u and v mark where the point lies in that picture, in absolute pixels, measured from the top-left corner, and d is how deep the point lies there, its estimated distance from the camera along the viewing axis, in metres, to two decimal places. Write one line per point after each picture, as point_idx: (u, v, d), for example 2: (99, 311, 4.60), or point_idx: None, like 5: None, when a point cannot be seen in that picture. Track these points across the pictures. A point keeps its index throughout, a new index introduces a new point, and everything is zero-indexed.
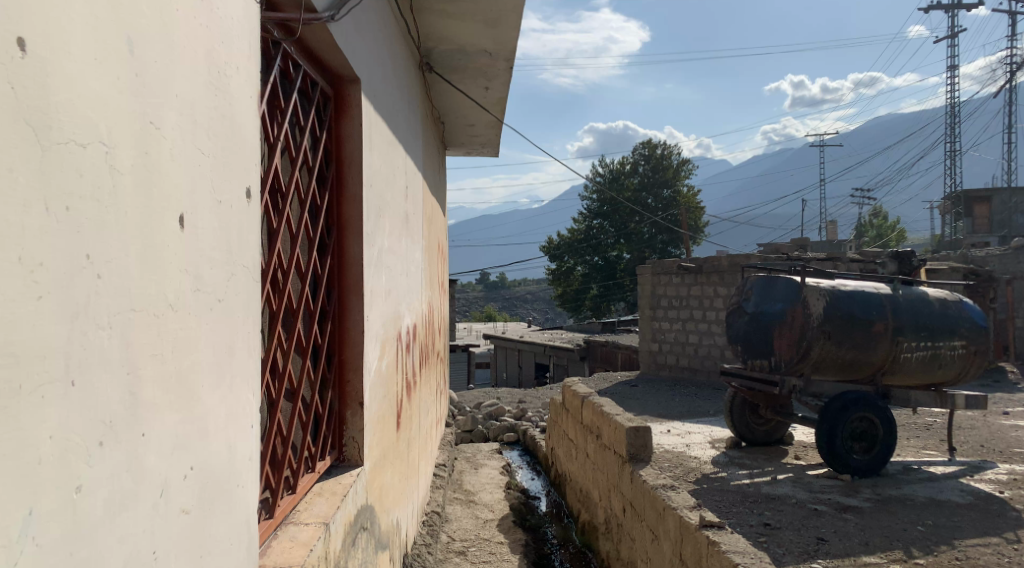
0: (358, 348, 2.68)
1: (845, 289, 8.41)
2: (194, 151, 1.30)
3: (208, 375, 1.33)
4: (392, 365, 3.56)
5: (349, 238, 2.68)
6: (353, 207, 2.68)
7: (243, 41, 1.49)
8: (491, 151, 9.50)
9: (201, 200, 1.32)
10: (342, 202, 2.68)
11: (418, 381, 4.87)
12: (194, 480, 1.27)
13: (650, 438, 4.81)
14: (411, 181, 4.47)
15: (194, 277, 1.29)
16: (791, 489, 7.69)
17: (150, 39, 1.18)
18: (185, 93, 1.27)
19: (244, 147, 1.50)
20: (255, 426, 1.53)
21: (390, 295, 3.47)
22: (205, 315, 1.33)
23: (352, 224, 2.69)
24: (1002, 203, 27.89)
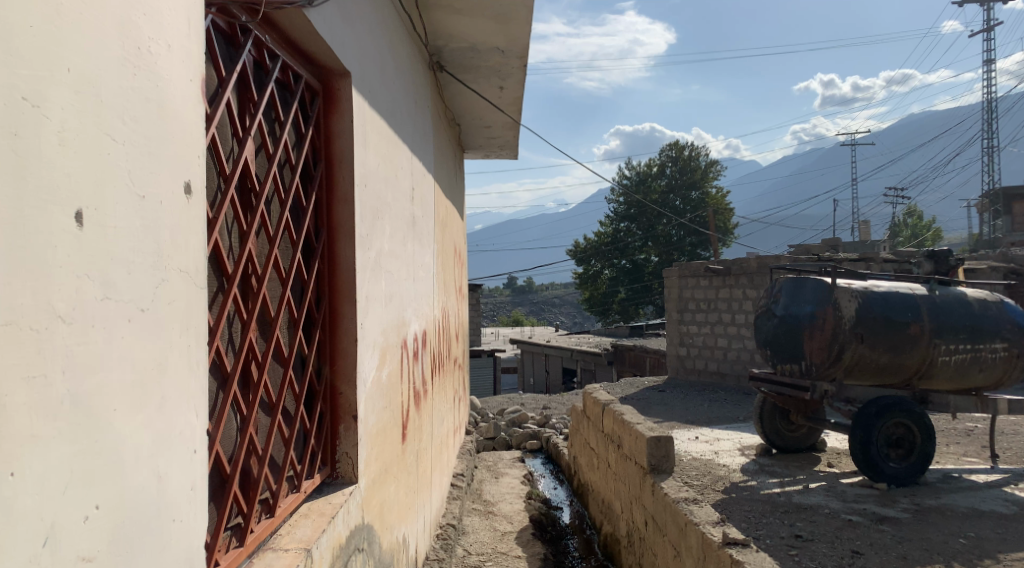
0: (351, 357, 2.52)
1: (878, 290, 8.11)
2: (98, 135, 1.18)
3: (122, 397, 1.22)
4: (396, 375, 3.40)
5: (339, 239, 2.52)
6: (344, 208, 2.53)
7: (176, 22, 1.38)
8: (510, 153, 9.32)
9: (110, 194, 1.20)
10: (332, 202, 2.53)
11: (430, 390, 4.70)
12: (103, 520, 1.16)
13: (672, 448, 4.60)
14: (419, 183, 4.31)
15: (102, 283, 1.18)
16: (824, 499, 7.40)
17: (29, 11, 1.07)
18: (83, 67, 1.16)
19: (179, 137, 1.38)
20: (196, 452, 1.42)
21: (392, 300, 3.31)
22: (117, 329, 1.21)
23: (344, 226, 2.53)
24: None
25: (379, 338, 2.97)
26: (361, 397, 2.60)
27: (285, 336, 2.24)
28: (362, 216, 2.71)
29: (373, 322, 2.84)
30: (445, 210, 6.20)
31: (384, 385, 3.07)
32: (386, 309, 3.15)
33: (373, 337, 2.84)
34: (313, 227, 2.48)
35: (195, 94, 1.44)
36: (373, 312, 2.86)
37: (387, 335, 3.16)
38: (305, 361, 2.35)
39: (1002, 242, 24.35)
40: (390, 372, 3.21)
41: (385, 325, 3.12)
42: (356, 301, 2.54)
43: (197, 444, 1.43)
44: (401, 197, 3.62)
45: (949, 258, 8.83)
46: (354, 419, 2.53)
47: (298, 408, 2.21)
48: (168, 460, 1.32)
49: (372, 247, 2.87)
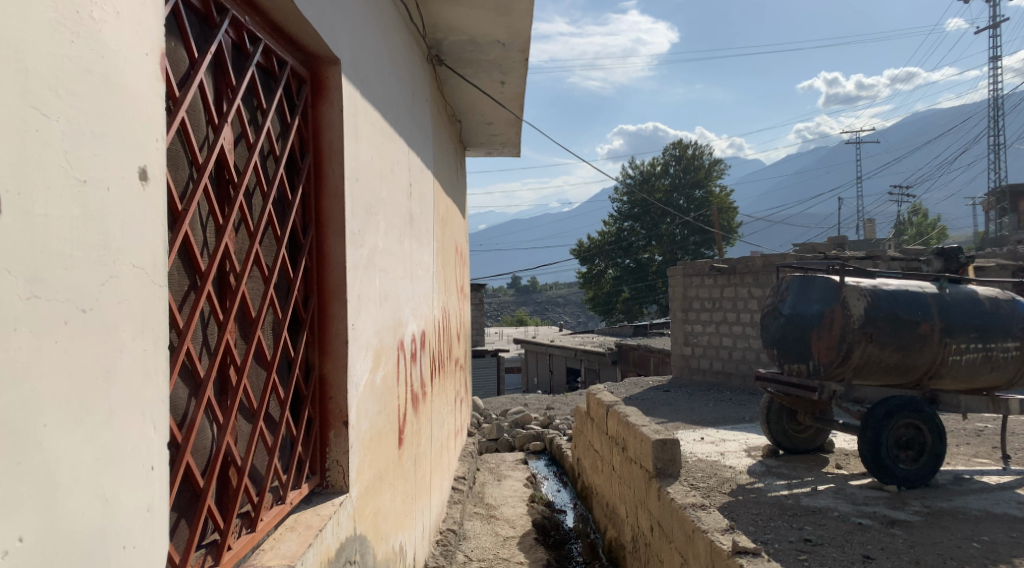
0: (341, 359, 2.39)
1: (887, 289, 7.97)
2: (28, 114, 1.13)
3: (56, 406, 1.15)
4: (392, 378, 3.26)
5: (329, 236, 2.40)
6: (333, 202, 2.40)
7: (125, 8, 1.32)
8: (513, 151, 9.19)
9: (40, 183, 1.15)
10: (321, 196, 2.40)
11: (429, 392, 4.57)
12: (30, 546, 1.09)
13: (678, 451, 4.46)
14: (417, 179, 4.18)
15: (31, 282, 1.12)
16: (833, 501, 7.26)
17: None
18: (10, 38, 1.10)
19: (128, 129, 1.32)
20: (150, 471, 1.35)
21: (388, 299, 3.17)
22: (49, 332, 1.15)
23: (333, 222, 2.41)
24: None
25: (374, 340, 2.84)
26: (353, 402, 2.47)
27: (270, 337, 2.12)
28: (354, 211, 2.58)
29: (365, 322, 2.71)
30: (445, 209, 6.09)
31: (379, 388, 2.94)
32: (381, 309, 3.02)
33: (366, 339, 2.71)
34: (301, 223, 2.36)
35: (147, 83, 1.38)
36: (366, 311, 2.73)
37: (382, 337, 3.03)
38: (292, 364, 2.23)
39: (1009, 239, 24.12)
40: (385, 375, 3.08)
41: (379, 326, 2.99)
42: (347, 300, 2.41)
43: (155, 461, 1.37)
44: (397, 193, 3.49)
45: (960, 256, 8.73)
46: (345, 425, 2.40)
47: (283, 414, 2.08)
48: (118, 477, 1.27)
49: (365, 243, 2.74)
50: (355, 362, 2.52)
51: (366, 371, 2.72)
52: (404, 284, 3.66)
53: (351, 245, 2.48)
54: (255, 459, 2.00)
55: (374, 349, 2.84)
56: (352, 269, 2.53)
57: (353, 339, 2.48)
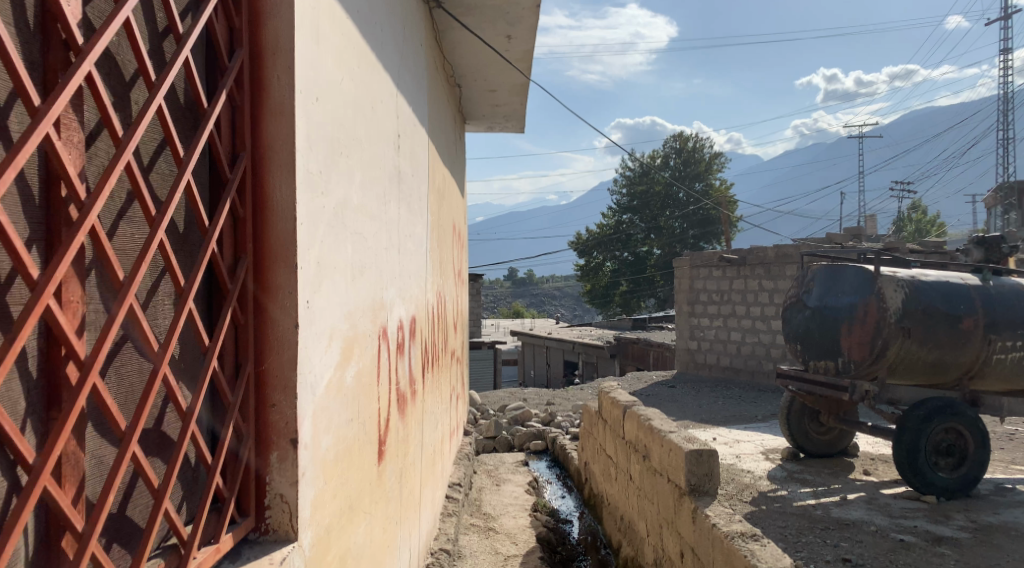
0: (285, 347, 1.72)
1: (926, 279, 7.25)
2: None
3: None
4: (372, 375, 2.55)
5: (271, 174, 1.75)
6: (278, 126, 1.74)
7: None
8: (515, 125, 8.44)
9: None
10: (261, 119, 1.75)
11: (421, 390, 3.86)
12: None
13: (715, 465, 3.73)
14: (409, 131, 3.43)
15: None
16: (867, 513, 6.56)
17: None
18: None
19: None
20: None
21: (365, 271, 2.46)
22: None
23: (277, 154, 1.75)
24: None
25: (344, 329, 2.14)
26: (307, 408, 1.78)
27: (167, 316, 1.59)
28: (318, 145, 1.88)
29: (333, 300, 2.01)
30: (443, 179, 5.40)
31: (352, 392, 2.24)
32: (357, 288, 2.32)
33: (333, 321, 2.01)
34: (228, 151, 1.72)
35: None
36: (334, 285, 2.02)
37: (358, 324, 2.32)
38: (205, 355, 1.57)
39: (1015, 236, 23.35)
40: (361, 374, 2.37)
41: (354, 305, 2.28)
42: (297, 266, 1.73)
43: None
44: (382, 144, 2.77)
45: (1002, 246, 8.01)
46: (293, 443, 1.72)
47: (183, 430, 1.47)
48: None
49: (334, 191, 2.03)
50: (313, 355, 1.82)
51: (335, 366, 2.02)
52: (390, 259, 2.95)
53: (307, 190, 1.80)
54: (126, 508, 1.44)
55: (343, 338, 2.13)
56: (310, 220, 1.82)
57: (310, 323, 1.80)
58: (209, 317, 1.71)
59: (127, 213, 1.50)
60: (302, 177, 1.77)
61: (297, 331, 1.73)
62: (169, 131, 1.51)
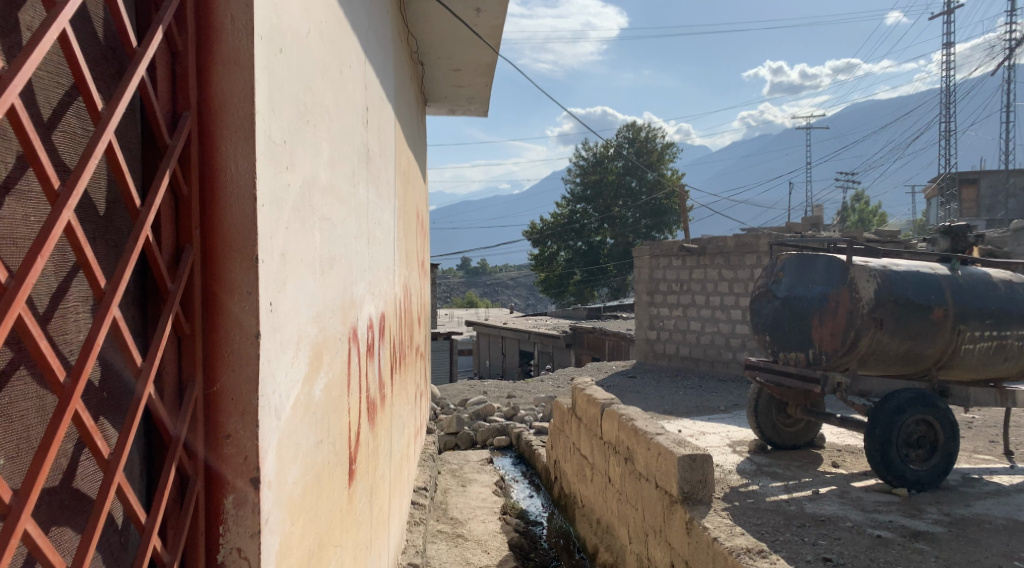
0: (242, 363, 1.38)
1: (897, 269, 7.09)
2: None
3: None
4: (342, 384, 2.19)
5: (221, 142, 1.39)
6: (230, 82, 1.38)
7: None
8: (477, 108, 8.08)
9: None
10: (209, 73, 1.39)
11: (389, 394, 3.52)
12: None
13: (710, 471, 3.47)
14: (375, 104, 3.05)
15: None
16: (841, 508, 6.42)
17: None
18: None
19: None
20: None
21: (335, 262, 2.10)
22: None
23: (228, 116, 1.39)
24: (991, 187, 26.91)
25: (312, 335, 1.78)
26: (270, 438, 1.44)
27: (83, 329, 1.28)
28: (283, 106, 1.53)
29: (299, 298, 1.65)
30: (408, 164, 5.02)
31: (321, 409, 1.88)
32: (325, 284, 1.95)
33: (299, 324, 1.65)
34: (167, 114, 1.37)
35: None
36: (300, 281, 1.66)
37: (327, 327, 1.96)
38: (138, 379, 1.26)
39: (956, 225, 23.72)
40: (330, 386, 2.01)
41: (323, 304, 1.92)
42: (257, 259, 1.38)
43: None
44: (350, 117, 2.41)
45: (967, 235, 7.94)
46: (255, 484, 1.38)
47: (106, 488, 1.19)
48: None
49: (300, 165, 1.67)
50: (279, 370, 1.48)
51: (302, 381, 1.67)
52: (358, 248, 2.58)
53: (269, 163, 1.45)
54: None
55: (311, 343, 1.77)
56: (272, 201, 1.46)
57: (274, 330, 1.45)
58: (144, 326, 1.37)
59: (14, 186, 1.20)
60: (263, 146, 1.42)
61: (256, 341, 1.38)
62: (80, 73, 1.21)
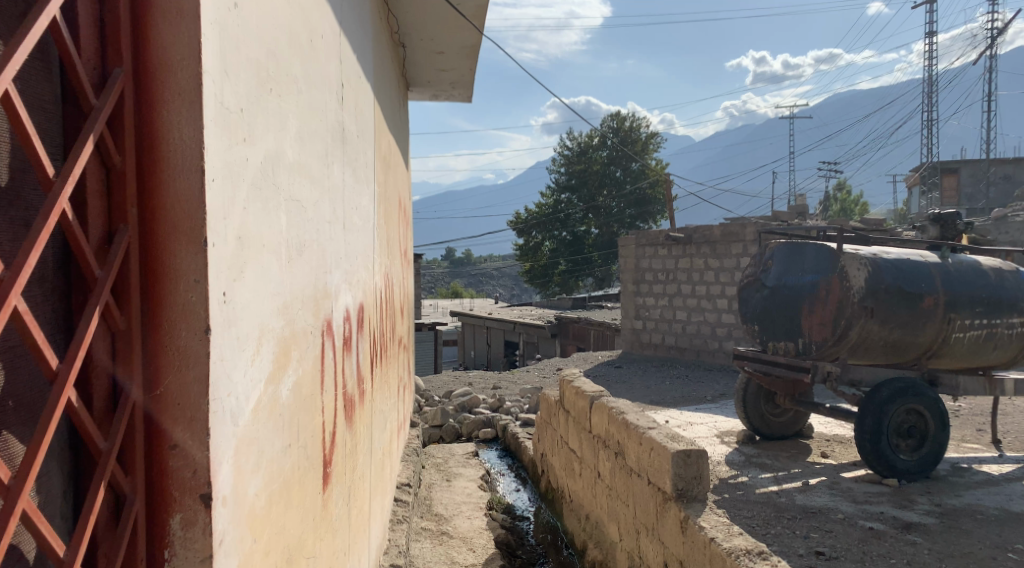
0: (188, 362, 1.24)
1: (889, 257, 6.93)
2: None
3: None
4: (315, 381, 2.04)
5: (159, 114, 1.25)
6: (166, 47, 1.24)
7: None
8: (461, 93, 7.89)
9: None
10: (144, 38, 1.26)
11: (369, 390, 3.36)
12: None
13: (705, 467, 3.34)
14: (351, 82, 2.88)
15: None
16: (831, 499, 6.30)
17: None
18: None
19: None
20: None
21: (307, 249, 1.95)
22: None
23: (164, 86, 1.25)
24: (972, 175, 26.92)
25: (279, 329, 1.64)
26: (226, 446, 1.30)
27: None
28: (239, 77, 1.39)
29: (264, 289, 1.51)
30: (389, 148, 4.84)
31: (291, 409, 1.74)
32: (296, 273, 1.81)
33: (264, 318, 1.51)
34: (94, 81, 1.24)
35: None
36: (265, 271, 1.52)
37: (298, 320, 1.82)
38: (54, 383, 1.13)
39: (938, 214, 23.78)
40: (302, 383, 1.86)
41: (293, 296, 1.78)
42: (205, 245, 1.25)
43: None
44: (324, 94, 2.25)
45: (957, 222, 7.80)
46: (204, 500, 1.24)
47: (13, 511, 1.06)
48: None
49: (264, 142, 1.53)
50: (236, 370, 1.34)
51: (268, 380, 1.53)
52: (333, 236, 2.43)
53: (221, 139, 1.31)
54: None
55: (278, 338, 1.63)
56: (226, 182, 1.32)
57: (229, 325, 1.31)
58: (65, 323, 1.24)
59: None
60: (212, 119, 1.28)
61: (206, 337, 1.24)
62: None
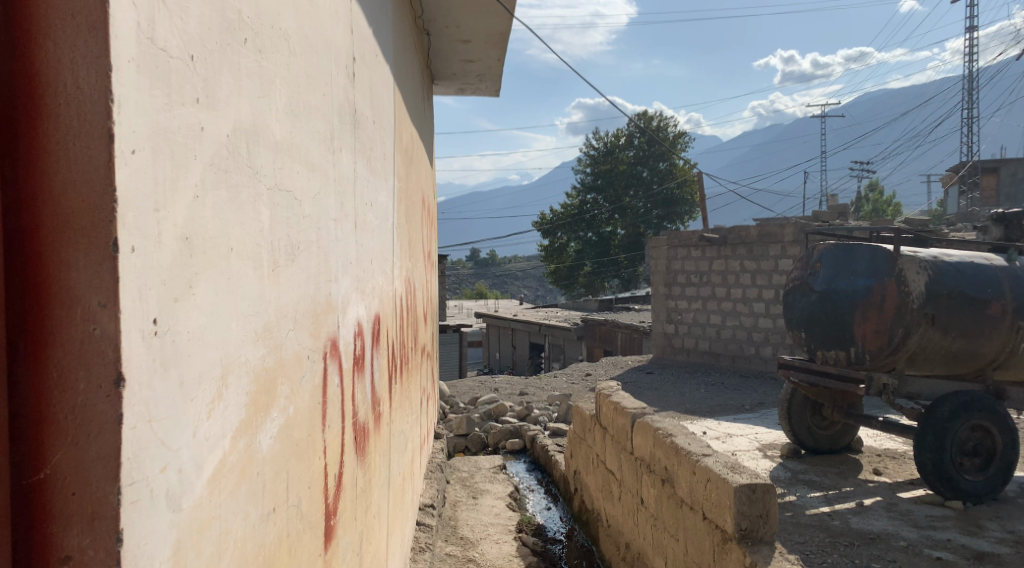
0: (86, 422, 0.87)
1: (949, 261, 6.29)
2: None
3: None
4: (315, 417, 1.65)
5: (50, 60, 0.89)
6: None
7: None
8: (488, 85, 7.47)
9: None
10: None
11: (387, 412, 2.98)
12: None
13: (772, 504, 2.91)
14: (364, 55, 2.47)
15: None
16: (891, 524, 5.75)
17: None
18: None
19: None
20: None
21: (304, 253, 1.56)
22: None
23: (51, 21, 0.88)
24: (1012, 175, 25.87)
25: (261, 362, 1.25)
26: (157, 544, 0.93)
27: None
28: (185, 13, 1.01)
29: (232, 310, 1.12)
30: (411, 138, 4.44)
31: (280, 463, 1.35)
32: (286, 284, 1.42)
33: (233, 350, 1.13)
34: None
35: None
36: (232, 285, 1.13)
37: (288, 347, 1.43)
38: None
39: (977, 213, 23.02)
40: (296, 425, 1.48)
41: (282, 314, 1.38)
42: (116, 251, 0.87)
43: None
44: (328, 62, 1.86)
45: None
46: None
47: None
48: None
49: (232, 110, 1.14)
50: (177, 431, 0.96)
51: (240, 434, 1.14)
52: (342, 235, 2.02)
53: (149, 100, 0.93)
54: None
55: (260, 374, 1.24)
56: (159, 164, 0.95)
57: (164, 368, 0.94)
58: None
59: None
60: (131, 74, 0.91)
61: (113, 391, 0.87)
62: None
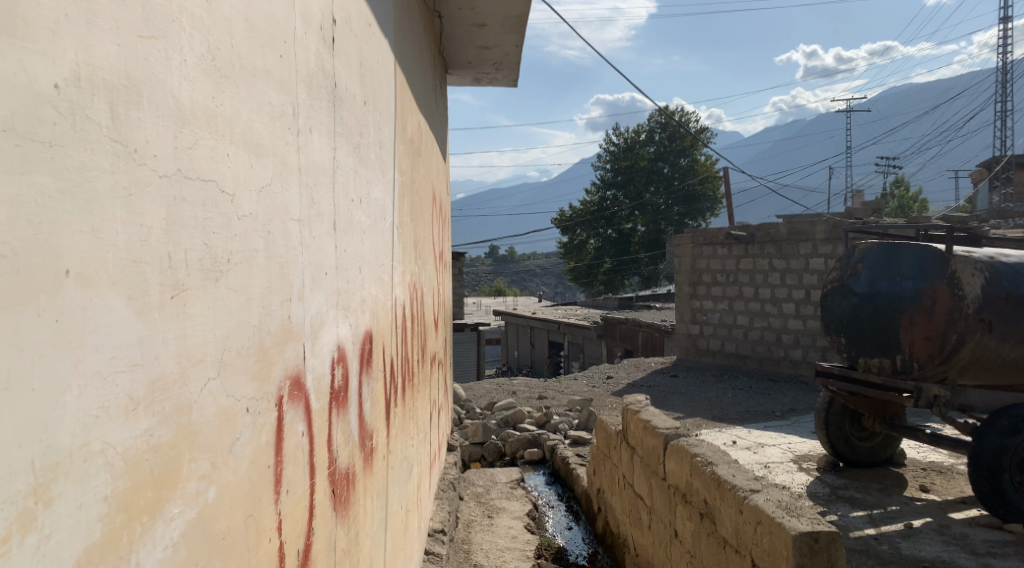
0: None
1: (1011, 260, 5.09)
2: None
3: None
4: (263, 489, 1.24)
5: None
6: None
7: None
8: (506, 75, 7.01)
9: None
10: None
11: (384, 441, 2.56)
12: None
13: (839, 554, 2.47)
14: (349, 17, 2.03)
15: None
16: (945, 550, 4.89)
17: None
18: None
19: None
20: None
21: (238, 269, 1.13)
22: None
23: None
24: None
25: (140, 442, 0.87)
26: None
27: None
28: None
29: (54, 375, 0.75)
30: (418, 127, 3.99)
31: None
32: (205, 316, 1.01)
33: (65, 439, 0.76)
34: None
35: None
36: (56, 331, 0.75)
37: (210, 406, 1.03)
38: None
39: (1011, 211, 22.17)
40: (225, 510, 1.07)
41: (195, 360, 0.98)
42: None
43: None
44: (288, 11, 1.42)
45: None
46: None
47: None
48: None
49: (61, 52, 0.77)
50: None
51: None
52: (315, 240, 1.60)
53: None
54: None
55: (138, 461, 0.86)
56: None
57: None
58: None
59: None
60: None
61: None
62: None
